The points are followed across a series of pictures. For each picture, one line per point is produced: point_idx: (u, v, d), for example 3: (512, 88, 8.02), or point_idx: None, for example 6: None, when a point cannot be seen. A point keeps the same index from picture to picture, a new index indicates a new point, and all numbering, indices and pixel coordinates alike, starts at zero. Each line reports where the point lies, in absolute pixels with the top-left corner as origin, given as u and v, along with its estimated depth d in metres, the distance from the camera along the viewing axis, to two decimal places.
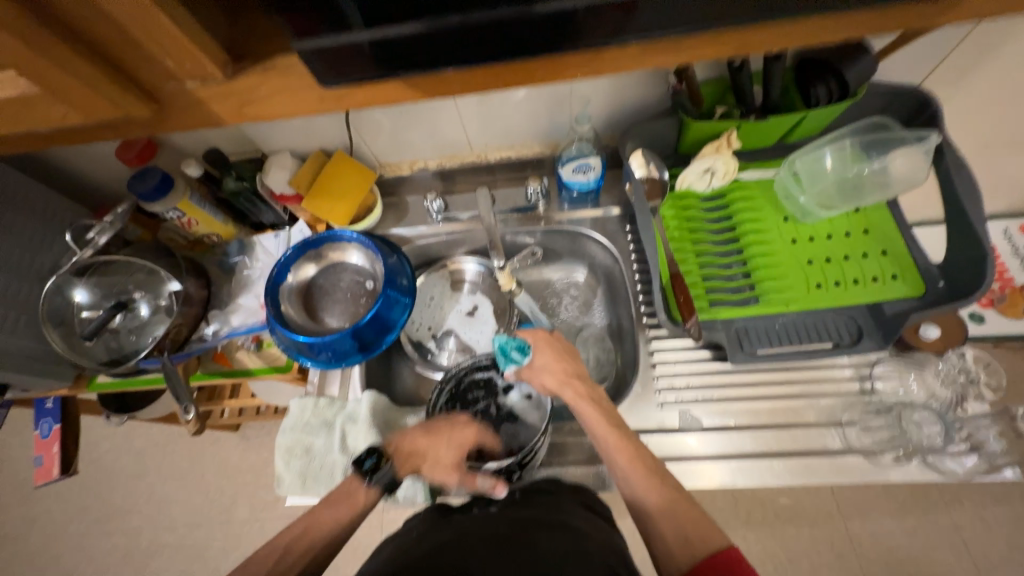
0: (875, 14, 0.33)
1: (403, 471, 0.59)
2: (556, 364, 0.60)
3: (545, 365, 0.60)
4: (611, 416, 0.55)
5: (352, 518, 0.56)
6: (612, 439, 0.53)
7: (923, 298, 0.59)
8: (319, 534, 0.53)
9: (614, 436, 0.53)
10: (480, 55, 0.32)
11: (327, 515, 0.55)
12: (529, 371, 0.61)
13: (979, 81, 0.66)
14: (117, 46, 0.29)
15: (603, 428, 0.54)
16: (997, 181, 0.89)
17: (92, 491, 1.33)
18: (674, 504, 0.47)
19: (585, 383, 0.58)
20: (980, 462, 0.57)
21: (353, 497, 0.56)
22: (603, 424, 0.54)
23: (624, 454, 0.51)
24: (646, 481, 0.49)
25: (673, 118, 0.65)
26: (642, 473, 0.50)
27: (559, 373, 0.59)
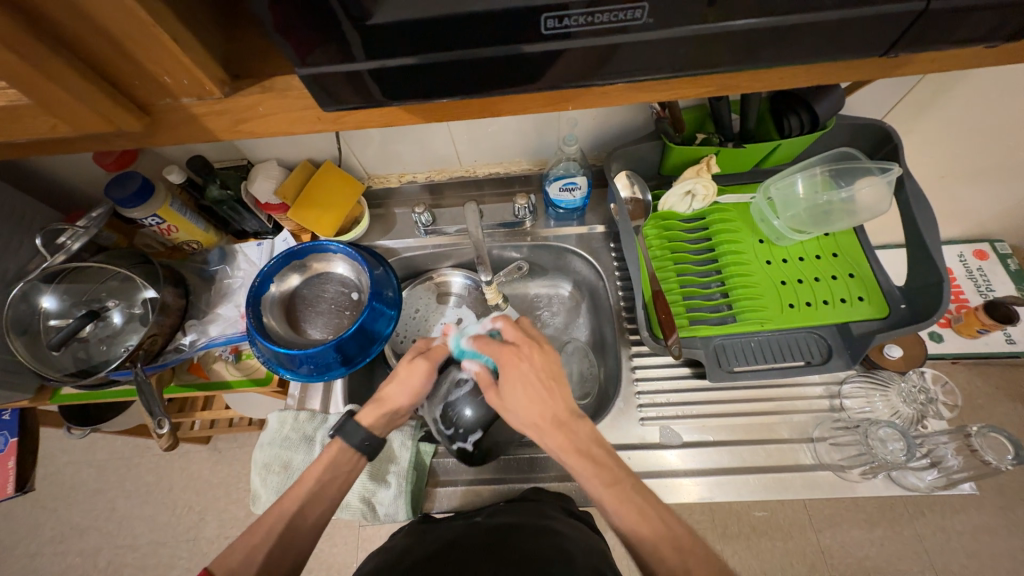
0: (848, 65, 0.35)
1: (367, 413, 0.58)
2: (529, 405, 0.52)
3: (520, 407, 0.52)
4: (604, 468, 0.48)
5: (328, 480, 0.54)
6: (605, 495, 0.47)
7: (886, 319, 0.63)
8: (282, 517, 0.51)
9: (609, 491, 0.47)
10: (478, 87, 0.33)
11: (306, 473, 0.54)
12: (500, 401, 0.55)
13: (935, 118, 0.71)
14: (117, 66, 0.29)
15: (593, 484, 0.48)
16: (953, 208, 0.96)
17: (47, 508, 1.26)
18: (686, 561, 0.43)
19: (565, 430, 0.50)
20: (940, 477, 0.60)
21: (326, 452, 0.56)
22: (591, 478, 0.48)
23: (624, 512, 0.46)
24: (651, 542, 0.44)
25: (656, 142, 0.68)
26: (649, 534, 0.44)
27: (532, 418, 0.52)
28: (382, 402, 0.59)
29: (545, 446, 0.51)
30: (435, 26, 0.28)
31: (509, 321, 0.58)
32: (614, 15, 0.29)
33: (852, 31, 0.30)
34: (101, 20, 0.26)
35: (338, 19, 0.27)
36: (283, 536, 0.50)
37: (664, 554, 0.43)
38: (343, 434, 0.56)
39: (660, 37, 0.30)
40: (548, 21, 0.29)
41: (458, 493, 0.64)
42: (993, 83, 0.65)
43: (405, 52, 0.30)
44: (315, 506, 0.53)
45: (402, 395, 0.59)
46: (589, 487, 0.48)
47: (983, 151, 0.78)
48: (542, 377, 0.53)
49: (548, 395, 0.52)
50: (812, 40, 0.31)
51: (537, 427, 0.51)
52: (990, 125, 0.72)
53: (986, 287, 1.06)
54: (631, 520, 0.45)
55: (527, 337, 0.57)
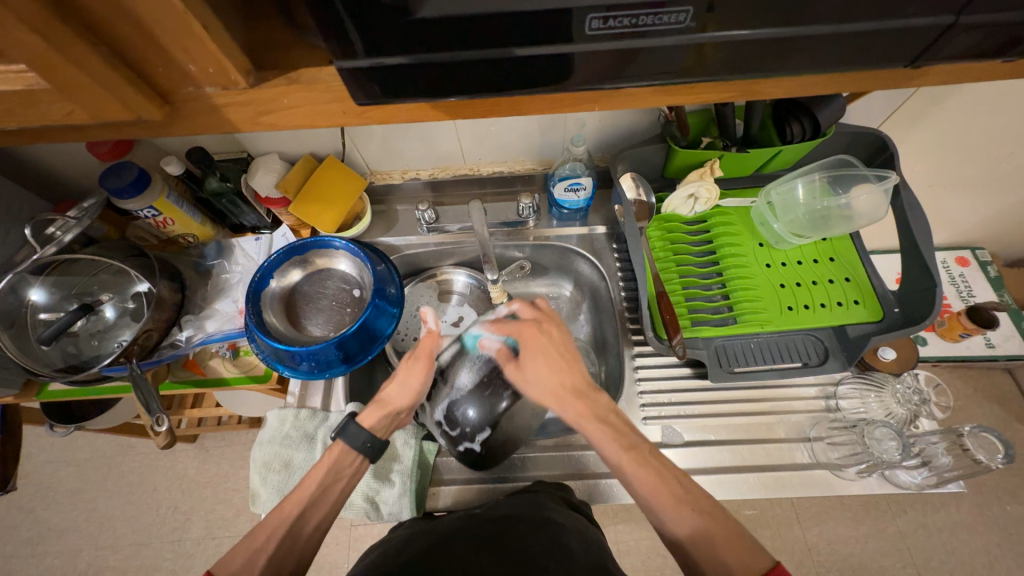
0: (869, 75, 0.36)
1: (365, 415, 0.57)
2: (551, 377, 0.52)
3: (542, 380, 0.52)
4: (624, 435, 0.50)
5: (331, 482, 0.54)
6: (629, 462, 0.48)
7: (880, 322, 0.65)
8: (282, 521, 0.50)
9: (631, 458, 0.48)
10: (509, 85, 0.33)
11: (308, 476, 0.53)
12: (519, 373, 0.53)
13: (929, 128, 0.74)
14: (142, 54, 0.29)
15: (613, 449, 0.49)
16: (939, 216, 0.99)
17: (24, 508, 1.21)
18: (708, 525, 0.44)
19: (587, 400, 0.51)
20: (930, 475, 0.62)
21: (328, 455, 0.55)
22: (616, 446, 0.49)
23: (644, 476, 0.47)
24: (672, 505, 0.45)
25: (662, 145, 0.69)
26: (671, 497, 0.46)
27: (552, 388, 0.52)
28: (382, 404, 0.58)
29: (562, 416, 0.52)
30: (473, 23, 0.28)
31: (527, 302, 0.57)
32: (658, 19, 0.29)
33: (881, 43, 0.31)
34: (131, 5, 0.25)
35: (382, 13, 0.27)
36: (286, 539, 0.49)
37: (688, 518, 0.45)
38: (345, 437, 0.55)
39: (693, 42, 0.31)
40: (592, 22, 0.29)
41: (462, 490, 0.64)
42: (986, 96, 0.67)
43: (442, 48, 0.30)
44: (318, 506, 0.52)
45: (402, 395, 0.58)
46: (609, 454, 0.49)
47: (971, 162, 0.81)
48: (562, 349, 0.53)
49: (569, 366, 0.53)
50: (841, 49, 0.32)
51: (558, 397, 0.51)
52: (980, 137, 0.75)
53: (967, 293, 1.10)
54: (652, 486, 0.46)
55: (545, 313, 0.57)
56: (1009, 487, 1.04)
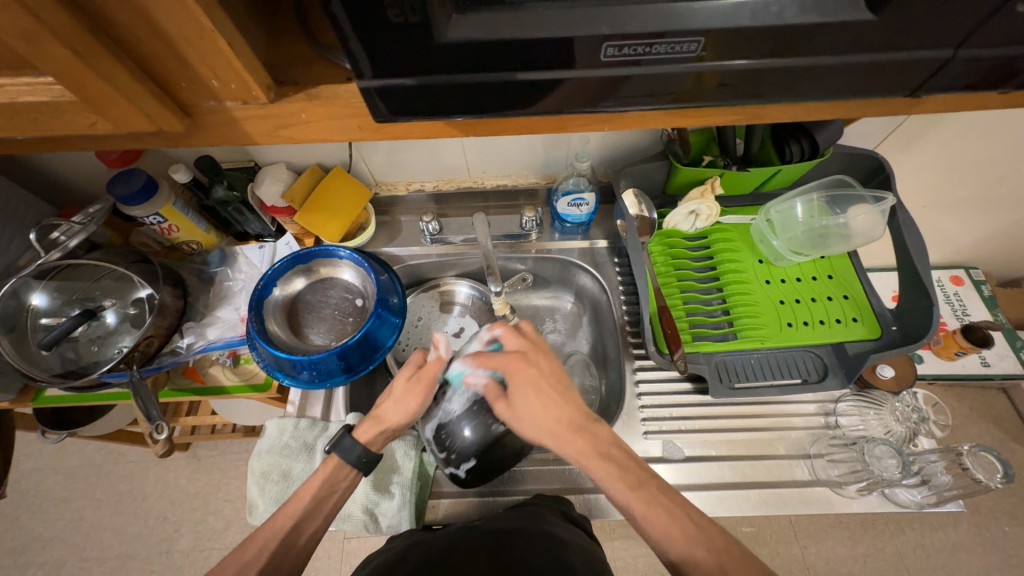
0: (870, 102, 0.37)
1: (361, 434, 0.56)
2: (542, 413, 0.51)
3: (533, 419, 0.51)
4: (628, 469, 0.49)
5: (325, 496, 0.53)
6: (635, 499, 0.47)
7: (879, 339, 0.65)
8: (276, 533, 0.50)
9: (636, 495, 0.47)
10: (522, 106, 0.34)
11: (302, 488, 0.53)
12: (510, 412, 0.53)
13: (925, 151, 0.76)
14: (167, 69, 0.30)
15: (618, 487, 0.48)
16: (934, 236, 1.01)
17: (9, 517, 1.19)
18: (722, 562, 0.44)
19: (584, 434, 0.50)
20: (930, 494, 0.62)
21: (323, 467, 0.54)
22: (619, 484, 0.48)
23: (651, 514, 0.46)
24: (682, 543, 0.45)
25: (663, 162, 0.70)
26: (680, 535, 0.45)
27: (545, 426, 0.51)
28: (376, 420, 0.57)
29: (559, 451, 0.51)
30: (492, 47, 0.30)
31: (508, 327, 0.56)
32: (671, 46, 0.30)
33: (884, 74, 0.33)
34: (161, 22, 0.26)
35: (404, 35, 0.28)
36: (278, 551, 0.49)
37: (699, 557, 0.44)
38: (340, 451, 0.55)
39: (701, 68, 0.32)
40: (608, 48, 0.30)
41: (461, 503, 0.63)
42: (979, 122, 0.69)
43: (462, 69, 0.31)
44: (312, 518, 0.52)
45: (397, 413, 0.57)
46: (614, 490, 0.48)
47: (965, 184, 0.83)
48: (551, 382, 0.52)
49: (561, 400, 0.51)
50: (845, 78, 0.33)
51: (552, 434, 0.50)
52: (973, 161, 0.77)
53: (962, 312, 1.12)
54: (660, 523, 0.46)
55: (532, 342, 0.55)
56: (1005, 507, 1.04)
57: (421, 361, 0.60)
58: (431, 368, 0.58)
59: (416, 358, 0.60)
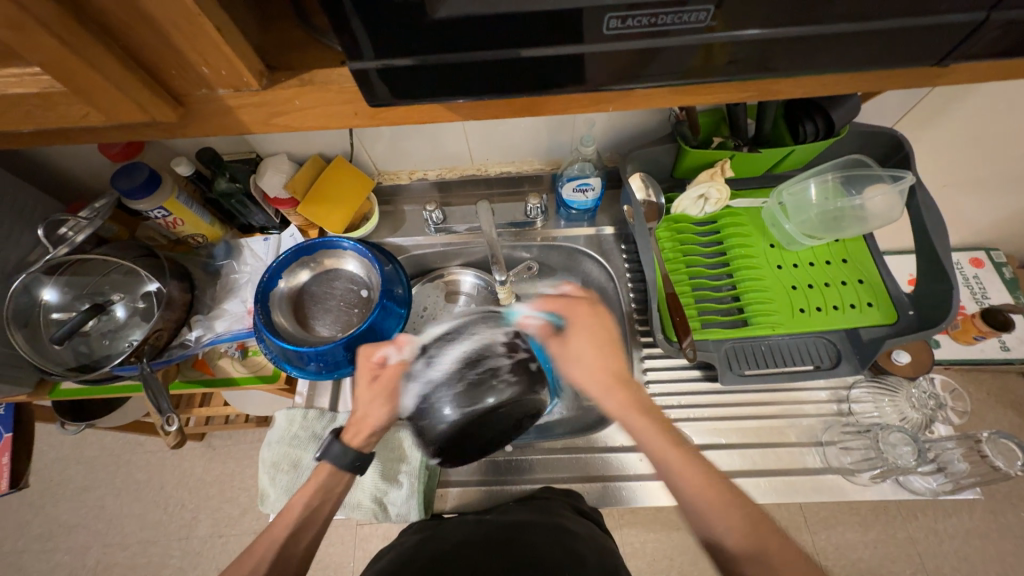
0: (890, 74, 0.35)
1: (355, 443, 0.56)
2: (594, 360, 0.53)
3: (586, 360, 0.53)
4: (668, 431, 0.49)
5: (318, 504, 0.53)
6: (676, 460, 0.47)
7: (895, 325, 0.63)
8: (272, 542, 0.50)
9: (676, 455, 0.47)
10: (523, 86, 0.33)
11: (293, 500, 0.53)
12: (563, 351, 0.54)
13: (946, 127, 0.73)
14: (157, 56, 0.29)
15: (660, 447, 0.48)
16: (954, 217, 0.97)
17: (35, 505, 1.23)
18: (756, 531, 0.44)
19: (630, 387, 0.51)
20: (947, 482, 0.61)
21: (315, 475, 0.55)
22: (665, 441, 0.48)
23: (689, 475, 0.46)
24: (717, 507, 0.45)
25: (671, 145, 0.68)
26: (716, 500, 0.45)
27: (596, 369, 0.52)
28: (360, 424, 0.57)
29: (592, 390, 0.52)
30: (490, 22, 0.28)
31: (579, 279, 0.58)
32: (676, 17, 0.29)
33: (906, 42, 0.31)
34: (146, 7, 0.25)
35: (396, 13, 0.27)
36: (278, 560, 0.49)
37: (733, 521, 0.44)
38: (330, 458, 0.54)
39: (711, 41, 0.30)
40: (610, 20, 0.29)
41: (469, 493, 0.64)
42: (1006, 95, 0.66)
43: (460, 46, 0.30)
44: (307, 527, 0.52)
45: (380, 412, 0.57)
46: (655, 448, 0.48)
47: (988, 162, 0.79)
48: (603, 335, 0.54)
49: (613, 350, 0.53)
50: (864, 48, 0.31)
51: (599, 379, 0.52)
52: (998, 137, 0.73)
53: (982, 295, 1.09)
54: (699, 487, 0.46)
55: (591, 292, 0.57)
56: (1020, 492, 1.03)
57: (373, 365, 0.58)
58: (392, 372, 0.58)
59: (367, 366, 0.58)
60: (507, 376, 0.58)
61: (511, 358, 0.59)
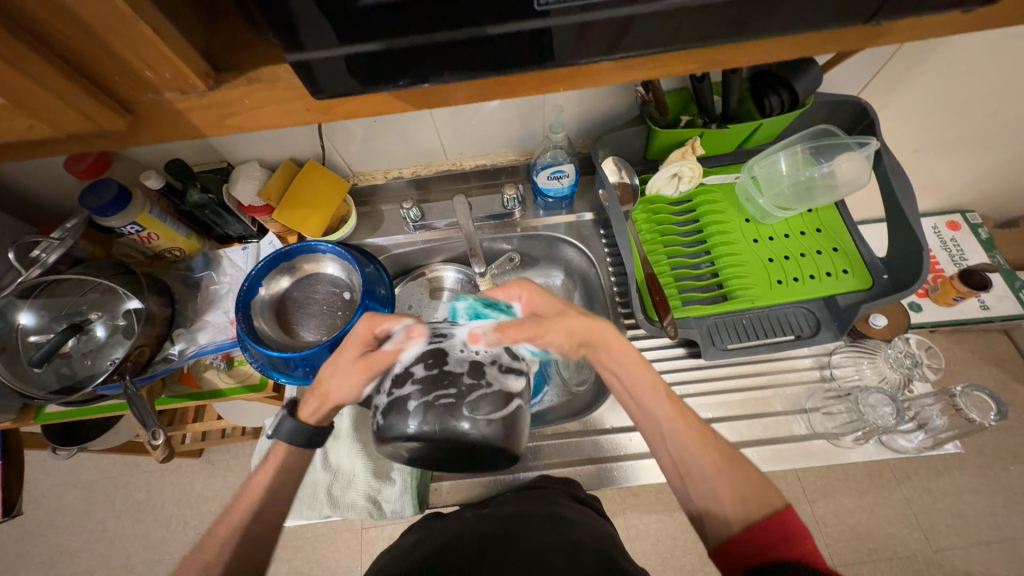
0: (829, 35, 0.36)
1: (304, 415, 0.54)
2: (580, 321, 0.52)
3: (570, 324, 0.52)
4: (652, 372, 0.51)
5: (280, 485, 0.53)
6: (660, 397, 0.49)
7: (871, 289, 0.65)
8: (235, 527, 0.49)
9: (659, 394, 0.50)
10: (469, 69, 0.33)
11: (253, 479, 0.53)
12: (540, 327, 0.50)
13: (908, 92, 0.74)
14: (95, 62, 0.29)
15: (644, 388, 0.50)
16: (927, 181, 0.99)
17: (35, 533, 1.22)
18: (729, 461, 0.46)
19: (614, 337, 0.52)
20: (927, 438, 0.63)
21: (271, 454, 0.54)
22: (649, 383, 0.50)
23: (670, 412, 0.49)
24: (695, 445, 0.47)
25: (641, 126, 0.68)
26: (695, 440, 0.47)
27: (580, 329, 0.52)
28: (322, 400, 0.53)
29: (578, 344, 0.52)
30: (423, 5, 0.28)
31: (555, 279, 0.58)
32: None
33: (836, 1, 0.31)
34: (77, 12, 0.25)
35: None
36: (242, 544, 0.49)
37: (710, 457, 0.46)
38: (282, 435, 0.54)
39: (645, 12, 0.31)
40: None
41: (463, 486, 0.64)
42: (962, 56, 0.67)
43: (396, 33, 0.30)
44: (269, 510, 0.51)
45: (343, 390, 0.52)
46: (639, 392, 0.50)
47: (954, 124, 0.81)
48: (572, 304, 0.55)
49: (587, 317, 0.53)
50: (796, 9, 0.32)
51: (590, 332, 0.52)
52: (959, 98, 0.75)
53: (959, 256, 1.11)
54: (678, 424, 0.48)
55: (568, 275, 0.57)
56: (1009, 446, 1.05)
57: (372, 338, 0.51)
58: (382, 354, 0.48)
59: (364, 333, 0.51)
60: (414, 395, 0.42)
61: (393, 393, 0.43)
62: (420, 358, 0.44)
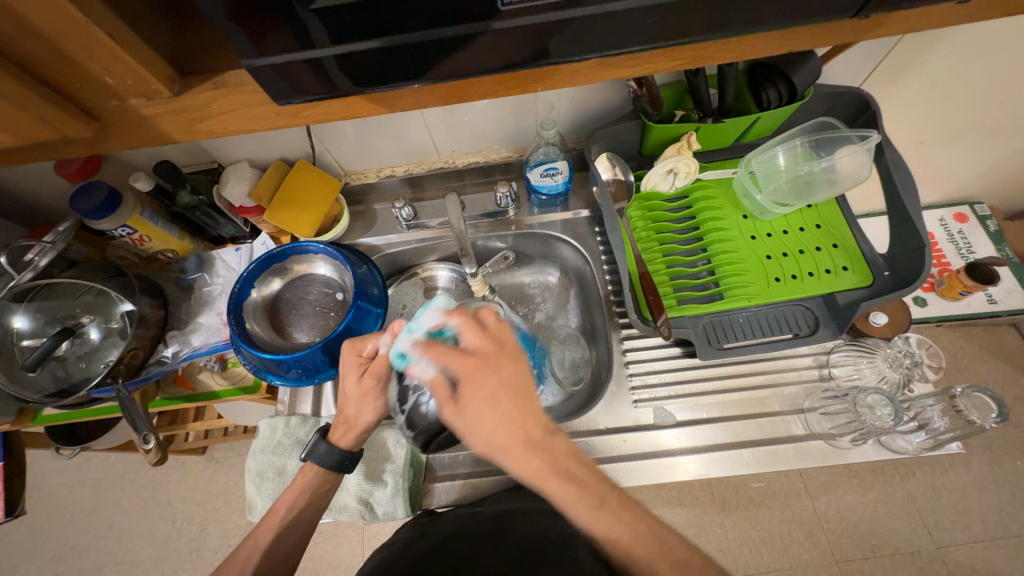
0: (816, 31, 0.35)
1: (343, 443, 0.55)
2: (496, 424, 0.41)
3: (482, 427, 0.41)
4: (591, 491, 0.41)
5: (304, 504, 0.53)
6: (601, 523, 0.41)
7: (872, 287, 0.63)
8: (256, 548, 0.51)
9: (599, 519, 0.40)
10: (443, 69, 0.33)
11: (279, 503, 0.53)
12: (462, 422, 0.41)
13: (912, 83, 0.71)
14: (58, 74, 0.31)
15: (580, 510, 0.41)
16: (934, 173, 0.96)
17: (44, 529, 1.24)
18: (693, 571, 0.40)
19: (540, 451, 0.41)
20: (927, 439, 0.62)
21: (301, 476, 0.54)
22: (586, 510, 0.41)
23: (616, 536, 0.40)
24: (652, 563, 0.40)
25: (635, 122, 0.67)
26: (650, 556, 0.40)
27: (492, 443, 0.41)
28: (349, 424, 0.55)
29: (518, 475, 0.41)
30: (388, 6, 0.28)
31: (469, 315, 0.44)
32: None
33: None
34: (32, 20, 0.27)
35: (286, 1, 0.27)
36: (263, 564, 0.50)
37: (667, 575, 0.39)
38: (315, 458, 0.54)
39: (617, 10, 0.30)
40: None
41: (458, 487, 0.64)
42: (967, 45, 0.65)
43: (361, 34, 0.29)
44: (295, 529, 0.52)
45: (370, 410, 0.55)
46: (577, 515, 0.41)
47: (961, 114, 0.78)
48: (513, 394, 0.41)
49: (512, 410, 0.41)
50: (776, 6, 0.31)
51: (505, 452, 0.41)
52: (966, 89, 0.72)
53: (967, 249, 1.08)
54: (627, 546, 0.40)
55: (489, 334, 0.44)
56: (1015, 442, 1.04)
57: (363, 359, 0.55)
58: (383, 364, 0.53)
59: (355, 358, 0.55)
60: (428, 391, 0.56)
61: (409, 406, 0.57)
62: (410, 374, 0.56)
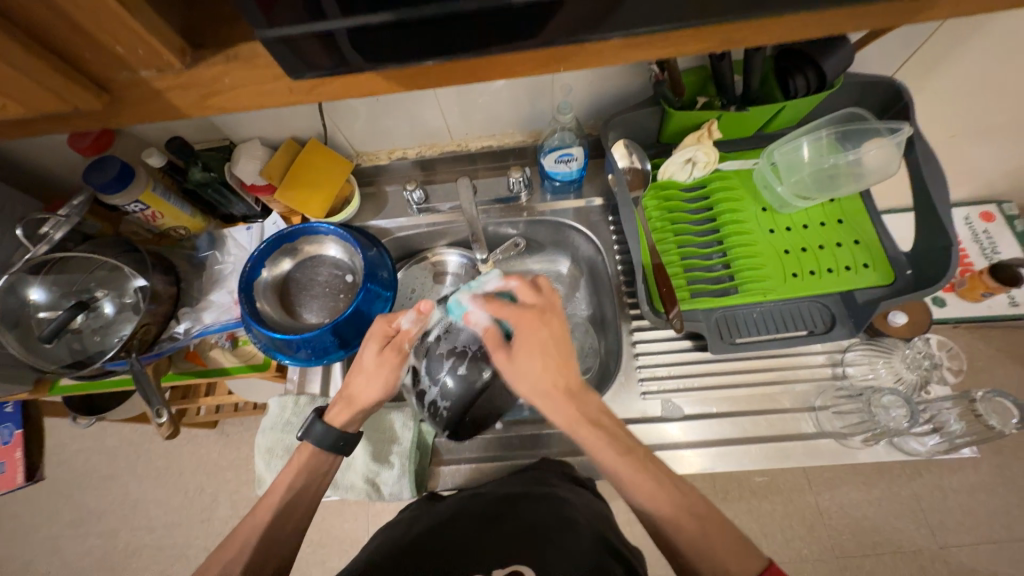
0: (856, 12, 0.33)
1: (339, 422, 0.56)
2: (543, 370, 0.47)
3: (530, 371, 0.48)
4: (619, 440, 0.46)
5: (302, 483, 0.54)
6: (627, 469, 0.45)
7: (892, 285, 0.61)
8: (255, 529, 0.51)
9: (627, 464, 0.45)
10: (460, 47, 0.32)
11: (278, 480, 0.54)
12: (514, 365, 0.48)
13: (948, 73, 0.68)
14: (69, 42, 0.30)
15: (609, 455, 0.45)
16: (963, 169, 0.93)
17: (63, 494, 1.28)
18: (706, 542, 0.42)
19: (578, 399, 0.47)
20: (942, 442, 0.61)
21: (297, 455, 0.55)
22: (615, 455, 0.45)
23: (642, 484, 0.44)
24: (671, 512, 0.43)
25: (655, 108, 0.65)
26: (669, 504, 0.43)
27: (539, 384, 0.47)
28: (348, 403, 0.56)
29: (554, 421, 0.48)
30: None
31: (526, 281, 0.51)
32: None
33: None
34: None
35: None
36: (262, 544, 0.50)
37: (684, 522, 0.43)
38: (313, 438, 0.55)
39: None
40: None
41: (462, 471, 0.65)
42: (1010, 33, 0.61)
43: (376, 7, 0.28)
44: (294, 508, 0.53)
45: (372, 393, 0.56)
46: (607, 461, 0.45)
47: (998, 108, 0.74)
48: (558, 348, 0.48)
49: (560, 363, 0.48)
50: None
51: (547, 396, 0.47)
52: (1006, 81, 0.69)
53: (991, 249, 1.05)
54: (650, 494, 0.44)
55: (548, 298, 0.50)
56: None
57: (389, 332, 0.56)
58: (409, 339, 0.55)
59: (383, 330, 0.56)
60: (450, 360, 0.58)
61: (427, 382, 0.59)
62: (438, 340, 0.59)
